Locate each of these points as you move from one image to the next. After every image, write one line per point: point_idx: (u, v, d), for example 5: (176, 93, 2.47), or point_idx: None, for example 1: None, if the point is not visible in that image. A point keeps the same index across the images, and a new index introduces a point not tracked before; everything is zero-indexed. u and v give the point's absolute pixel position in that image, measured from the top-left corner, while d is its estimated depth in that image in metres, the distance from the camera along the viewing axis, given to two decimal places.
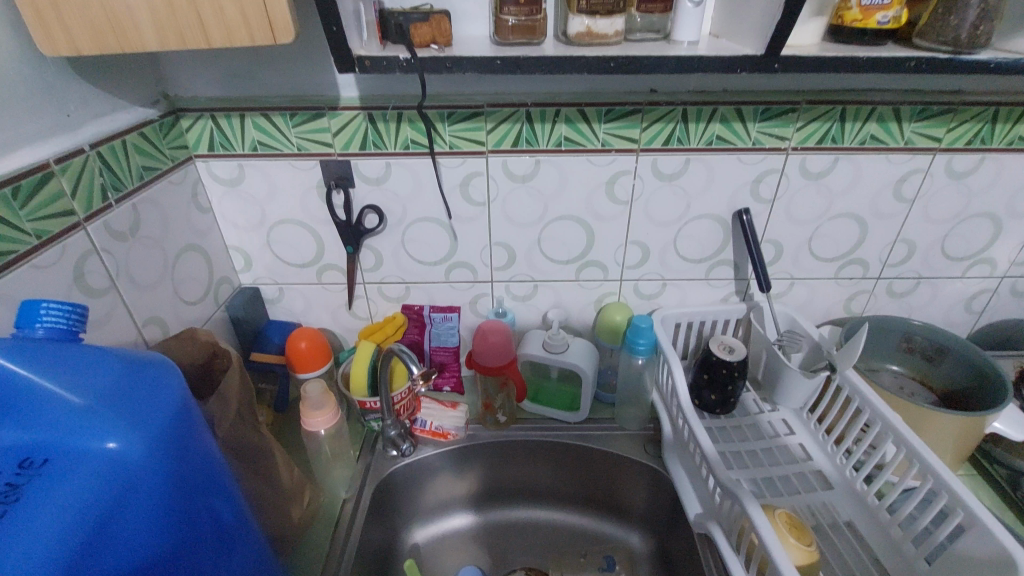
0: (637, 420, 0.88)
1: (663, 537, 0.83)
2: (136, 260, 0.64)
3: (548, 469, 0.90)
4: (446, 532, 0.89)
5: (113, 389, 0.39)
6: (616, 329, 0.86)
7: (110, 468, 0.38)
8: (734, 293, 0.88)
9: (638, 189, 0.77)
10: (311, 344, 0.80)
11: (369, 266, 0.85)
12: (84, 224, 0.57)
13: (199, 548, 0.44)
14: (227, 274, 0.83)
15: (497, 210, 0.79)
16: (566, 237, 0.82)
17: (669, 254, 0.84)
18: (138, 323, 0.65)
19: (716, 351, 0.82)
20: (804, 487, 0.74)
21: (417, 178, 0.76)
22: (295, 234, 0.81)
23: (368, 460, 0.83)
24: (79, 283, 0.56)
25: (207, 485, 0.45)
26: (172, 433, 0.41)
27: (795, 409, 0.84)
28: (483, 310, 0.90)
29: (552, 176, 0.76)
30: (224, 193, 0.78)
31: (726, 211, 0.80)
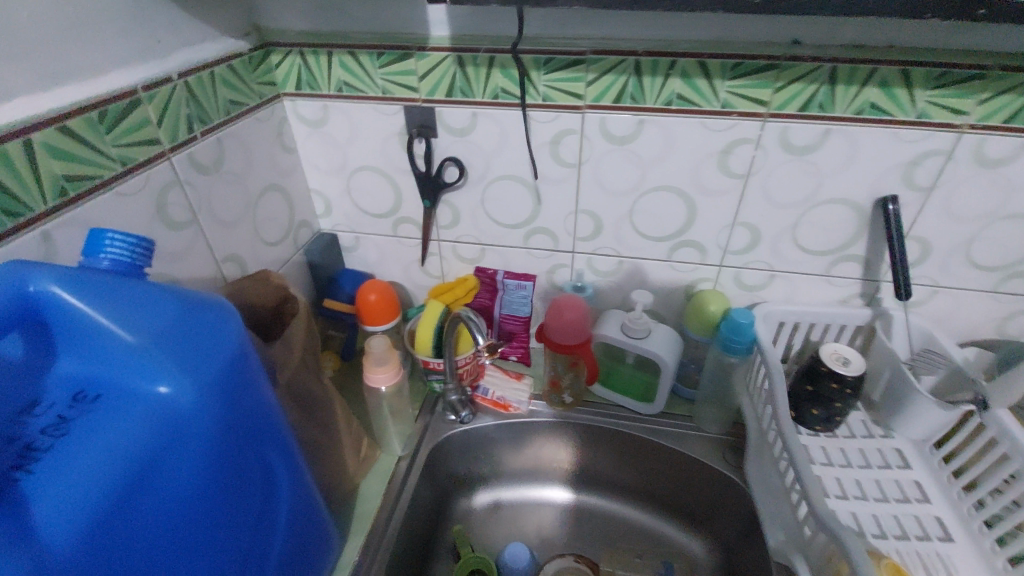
0: (718, 422, 0.79)
1: (731, 552, 0.75)
2: (218, 197, 0.64)
3: (613, 460, 0.84)
4: (498, 502, 0.86)
5: (167, 327, 0.38)
6: (709, 321, 0.76)
7: (159, 410, 0.37)
8: (858, 295, 0.75)
9: (759, 162, 0.66)
10: (381, 297, 0.78)
11: (446, 222, 0.80)
12: (168, 153, 0.56)
13: (249, 498, 0.43)
14: (307, 218, 0.83)
15: (588, 174, 0.71)
16: (663, 211, 0.72)
17: (784, 242, 0.72)
18: (217, 259, 0.65)
19: (827, 360, 0.70)
20: (915, 533, 0.62)
21: (504, 132, 0.69)
22: (375, 182, 0.79)
23: (426, 421, 0.81)
24: (161, 214, 0.56)
25: (259, 435, 0.44)
26: (225, 379, 0.39)
27: (915, 440, 0.71)
28: (560, 281, 0.83)
29: (656, 140, 0.66)
30: (309, 135, 0.76)
31: (865, 197, 0.66)
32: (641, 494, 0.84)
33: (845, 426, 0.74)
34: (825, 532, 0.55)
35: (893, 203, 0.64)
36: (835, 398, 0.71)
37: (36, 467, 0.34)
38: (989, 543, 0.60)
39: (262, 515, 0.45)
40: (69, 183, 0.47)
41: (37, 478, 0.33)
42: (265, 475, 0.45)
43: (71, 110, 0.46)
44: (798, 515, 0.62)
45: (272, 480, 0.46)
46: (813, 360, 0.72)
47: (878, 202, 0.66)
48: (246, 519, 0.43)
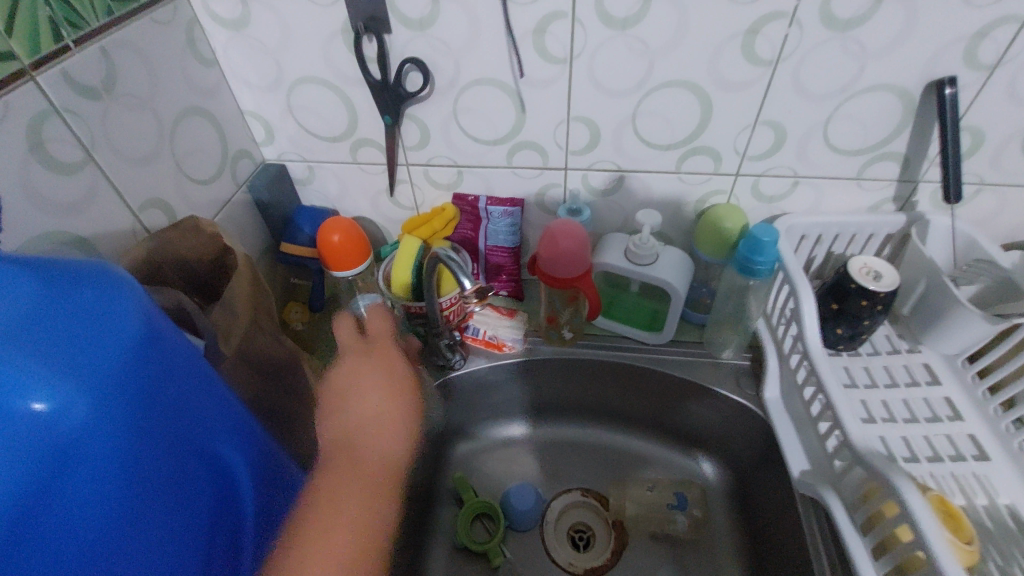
0: (732, 346, 0.73)
1: (745, 476, 0.72)
2: (120, 128, 0.50)
3: (596, 387, 0.78)
4: (496, 443, 0.81)
5: (31, 316, 0.27)
6: (722, 239, 0.67)
7: (36, 433, 0.26)
8: (890, 199, 0.66)
9: (791, 43, 0.53)
10: (346, 237, 0.67)
11: (413, 143, 0.68)
12: (30, 72, 0.42)
13: (199, 506, 0.35)
14: (247, 147, 0.69)
15: (581, 71, 0.58)
16: (672, 113, 0.60)
17: (813, 142, 0.61)
18: (134, 207, 0.52)
19: (858, 277, 0.62)
20: (947, 454, 0.58)
21: (475, 20, 0.55)
22: (322, 98, 0.64)
23: (414, 368, 0.73)
24: (39, 155, 0.43)
25: (195, 430, 0.35)
26: (127, 375, 0.30)
27: (945, 354, 0.65)
28: (552, 204, 0.72)
29: (666, 19, 0.53)
30: (230, 41, 0.61)
31: (917, 80, 0.55)
32: (647, 422, 0.79)
33: (870, 343, 0.69)
34: (863, 467, 0.50)
35: (951, 86, 0.53)
36: (862, 316, 0.63)
37: None
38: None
39: (222, 520, 0.38)
40: None
41: None
42: (215, 473, 0.37)
43: None
44: (827, 448, 0.58)
45: (225, 474, 0.38)
46: (841, 276, 0.64)
47: (930, 86, 0.55)
48: (201, 531, 0.35)
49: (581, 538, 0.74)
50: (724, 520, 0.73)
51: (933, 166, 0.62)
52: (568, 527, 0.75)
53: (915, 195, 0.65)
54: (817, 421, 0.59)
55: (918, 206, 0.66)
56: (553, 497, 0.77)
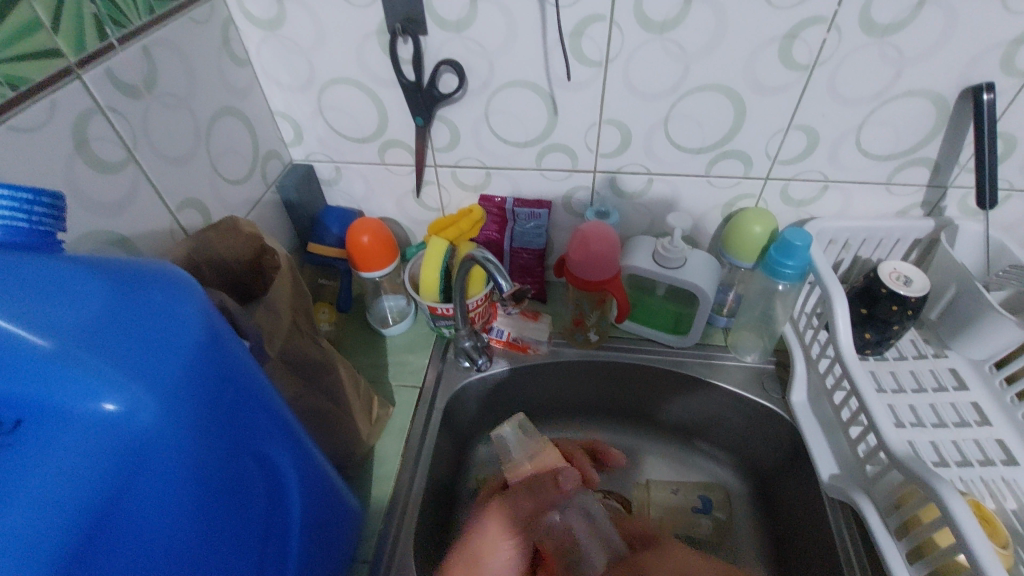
0: (758, 350, 0.73)
1: (769, 481, 0.71)
2: (159, 127, 0.50)
3: (594, 389, 0.78)
4: None
5: (103, 322, 0.27)
6: (752, 243, 0.66)
7: (112, 433, 0.27)
8: (918, 205, 0.66)
9: (830, 48, 0.54)
10: (375, 238, 0.67)
11: (443, 144, 0.68)
12: (77, 70, 0.42)
13: (252, 507, 0.36)
14: (275, 147, 0.69)
15: (616, 74, 0.58)
16: (705, 116, 0.60)
17: (845, 147, 0.61)
18: (171, 207, 0.52)
19: (888, 281, 0.62)
20: (976, 458, 0.58)
21: (512, 22, 0.55)
22: (353, 98, 0.64)
23: (438, 369, 0.73)
24: (84, 153, 0.43)
25: (253, 432, 0.35)
26: (195, 379, 0.30)
27: (972, 359, 0.65)
28: (578, 207, 0.73)
29: (705, 23, 0.53)
30: (264, 41, 0.61)
31: (953, 85, 0.55)
32: (658, 424, 0.79)
33: (895, 347, 0.69)
34: (901, 471, 0.50)
35: (988, 91, 0.54)
36: (891, 320, 0.63)
37: None
38: None
39: (269, 521, 0.38)
40: None
41: None
42: (266, 474, 0.37)
43: None
44: (858, 453, 0.58)
45: (275, 475, 0.38)
46: (870, 280, 0.64)
47: (966, 91, 0.55)
48: (252, 530, 0.36)
49: None
50: (748, 524, 0.72)
51: (964, 171, 0.62)
52: None
53: (944, 201, 0.65)
54: (848, 425, 0.59)
55: (946, 211, 0.67)
56: None
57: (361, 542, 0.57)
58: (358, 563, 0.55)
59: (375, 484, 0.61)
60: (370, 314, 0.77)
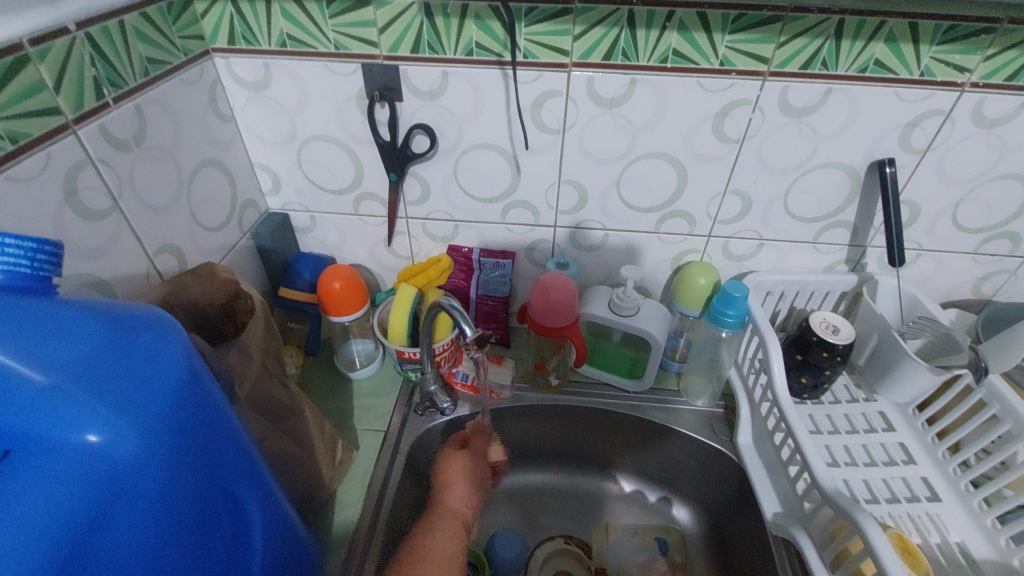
0: (708, 394, 0.77)
1: (721, 521, 0.74)
2: (143, 178, 0.53)
3: (555, 433, 0.81)
4: None
5: (93, 362, 0.30)
6: (698, 294, 0.72)
7: (93, 465, 0.29)
8: (843, 262, 0.74)
9: (755, 125, 0.62)
10: (346, 284, 0.70)
11: (414, 198, 0.72)
12: (74, 126, 0.46)
13: (216, 548, 0.37)
14: (253, 196, 0.72)
15: (573, 141, 0.65)
16: (652, 180, 0.67)
17: (776, 210, 0.69)
18: (148, 252, 0.55)
19: (818, 330, 0.68)
20: (904, 495, 0.63)
21: (479, 94, 0.62)
22: (331, 154, 0.69)
23: (404, 413, 0.74)
24: (72, 201, 0.46)
25: (224, 471, 0.37)
26: (174, 416, 0.32)
27: (897, 403, 0.72)
28: (541, 258, 0.78)
29: (648, 101, 0.60)
30: (249, 100, 0.65)
31: (861, 160, 0.64)
32: (619, 466, 0.81)
33: (831, 392, 0.75)
34: (832, 507, 0.54)
35: (890, 166, 0.62)
36: (825, 366, 0.69)
37: None
38: (977, 502, 0.61)
39: (233, 561, 0.39)
40: None
41: None
42: (234, 513, 0.39)
43: None
44: (797, 491, 0.62)
45: (241, 515, 0.40)
46: (804, 329, 0.71)
47: (872, 165, 0.64)
48: (215, 569, 0.37)
49: None
50: (703, 567, 0.74)
51: (879, 233, 0.70)
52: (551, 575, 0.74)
53: (864, 258, 0.73)
54: (787, 464, 0.63)
55: (867, 267, 0.74)
56: (537, 544, 0.77)
57: None
58: None
59: (336, 530, 0.61)
60: (338, 358, 0.79)
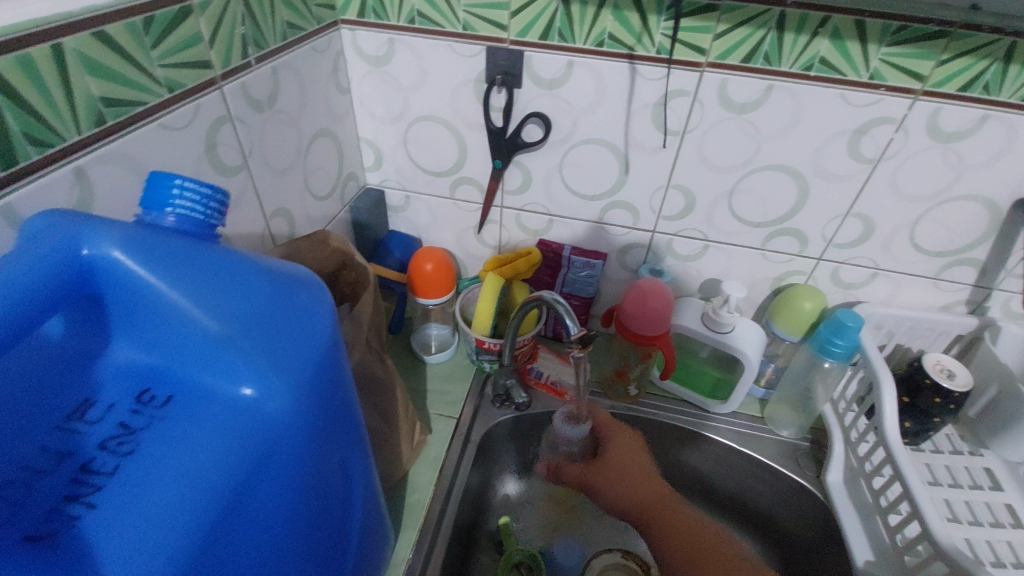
0: (795, 426, 0.73)
1: (794, 560, 0.70)
2: (270, 140, 0.54)
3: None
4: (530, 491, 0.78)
5: (259, 313, 0.29)
6: (799, 318, 0.69)
7: (246, 419, 0.28)
8: (962, 302, 0.69)
9: (895, 146, 0.57)
10: (438, 267, 0.69)
11: (513, 188, 0.71)
12: (220, 82, 0.46)
13: (330, 519, 0.36)
14: (355, 170, 0.73)
15: (691, 145, 0.62)
16: (768, 193, 0.64)
17: (898, 240, 0.65)
18: (265, 213, 0.55)
19: (932, 373, 0.64)
20: (1012, 563, 0.57)
21: (602, 87, 0.60)
22: (437, 135, 0.69)
23: (477, 402, 0.74)
24: (210, 155, 0.46)
25: (343, 442, 0.36)
26: (321, 378, 0.31)
27: (1008, 461, 0.65)
28: (632, 262, 0.75)
29: (782, 110, 0.57)
30: (367, 75, 0.65)
31: (1008, 196, 0.59)
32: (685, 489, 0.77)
33: (931, 440, 0.69)
34: (947, 565, 0.50)
35: None
36: (934, 412, 0.64)
37: (96, 500, 0.25)
38: None
39: (337, 534, 0.38)
40: (106, 109, 0.37)
41: (99, 517, 0.24)
42: (343, 486, 0.37)
43: (108, 14, 0.36)
44: (897, 542, 0.58)
45: (348, 488, 0.38)
46: (913, 369, 0.66)
47: (1018, 203, 0.59)
48: (325, 544, 0.35)
49: None
50: None
51: (1010, 276, 0.65)
52: None
53: (988, 301, 0.68)
54: (885, 511, 0.59)
55: (989, 311, 0.69)
56: (592, 556, 0.72)
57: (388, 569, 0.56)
58: None
59: (407, 512, 0.61)
60: (414, 339, 0.79)
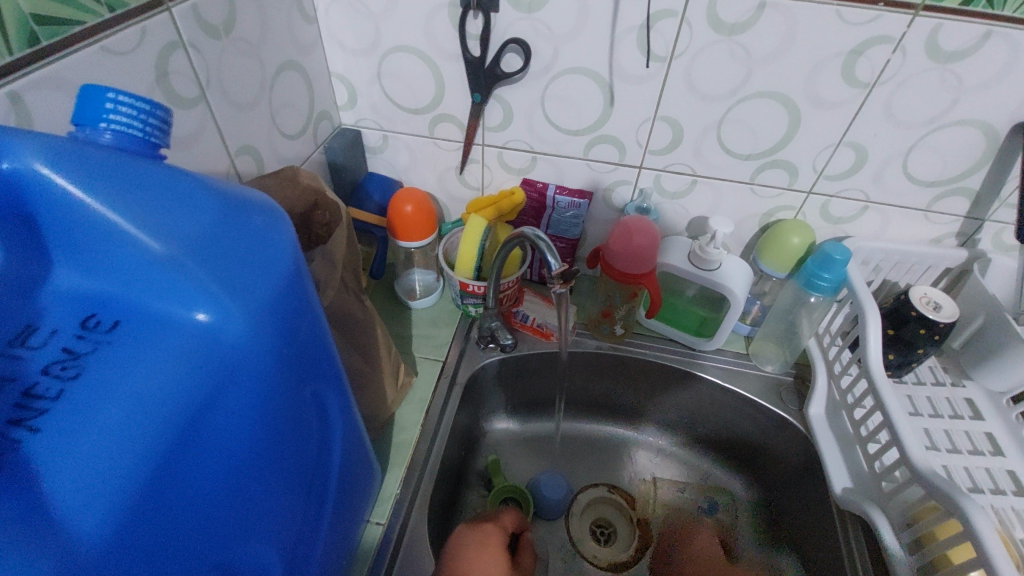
0: (778, 361, 0.73)
1: (775, 490, 0.72)
2: (230, 71, 0.51)
3: (610, 387, 0.78)
4: (518, 431, 0.79)
5: (207, 237, 0.27)
6: (787, 254, 0.68)
7: (201, 347, 0.27)
8: (952, 235, 0.68)
9: (892, 68, 0.55)
10: (418, 209, 0.67)
11: (494, 124, 0.68)
12: (168, 3, 0.43)
13: (306, 449, 0.36)
14: (328, 108, 0.70)
15: (678, 72, 0.59)
16: (758, 123, 0.61)
17: (891, 170, 0.63)
18: (230, 150, 0.53)
19: (918, 305, 0.63)
20: (987, 486, 0.58)
21: (584, 9, 0.56)
22: (412, 68, 0.65)
23: (462, 346, 0.73)
24: (162, 84, 0.44)
25: (316, 373, 0.36)
26: (282, 305, 0.30)
27: (990, 392, 0.66)
28: (618, 202, 0.73)
29: (774, 30, 0.54)
30: (334, 1, 0.61)
31: (1007, 120, 0.56)
32: (670, 426, 0.79)
33: (914, 373, 0.69)
34: (922, 487, 0.51)
35: None
36: (917, 344, 0.64)
37: (40, 425, 0.24)
38: None
39: (317, 464, 0.38)
40: (38, 27, 0.34)
41: (44, 442, 0.24)
42: (319, 417, 0.38)
43: None
44: (875, 469, 0.59)
45: (325, 421, 0.39)
46: (900, 302, 0.66)
47: (1017, 128, 0.57)
48: (302, 473, 0.36)
49: (603, 533, 0.73)
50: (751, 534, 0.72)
51: (1004, 206, 0.63)
52: (590, 521, 0.74)
53: (979, 233, 0.67)
54: (865, 440, 0.60)
55: (980, 244, 0.68)
56: (580, 490, 0.76)
57: (376, 504, 0.57)
58: (373, 525, 0.55)
59: (394, 451, 0.62)
60: (398, 285, 0.78)
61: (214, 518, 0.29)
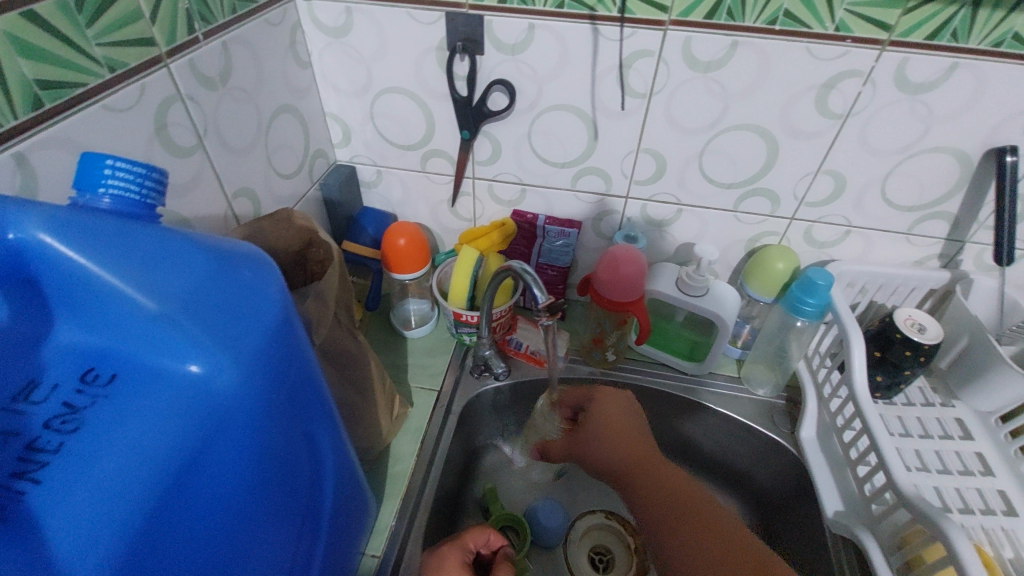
0: (770, 384, 0.74)
1: (770, 513, 0.72)
2: (227, 118, 0.53)
3: None
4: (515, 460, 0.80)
5: (197, 292, 0.29)
6: (772, 279, 0.69)
7: (193, 396, 0.29)
8: (935, 256, 0.69)
9: (864, 100, 0.57)
10: (410, 241, 0.69)
11: (484, 158, 0.71)
12: (166, 59, 0.45)
13: (298, 488, 0.37)
14: (324, 147, 0.72)
15: (658, 107, 0.61)
16: (738, 153, 0.63)
17: (870, 196, 0.64)
18: (228, 194, 0.55)
19: (903, 326, 0.64)
20: (977, 507, 0.58)
21: (565, 52, 0.58)
22: (403, 108, 0.68)
23: (457, 375, 0.74)
24: (161, 136, 0.46)
25: (308, 412, 0.37)
26: (271, 353, 0.31)
27: (979, 412, 0.66)
28: (607, 230, 0.75)
29: (747, 67, 0.56)
30: (327, 47, 0.64)
31: (979, 147, 0.58)
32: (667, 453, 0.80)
33: (904, 394, 0.70)
34: (909, 511, 0.51)
35: (1011, 154, 0.56)
36: (903, 366, 0.65)
37: (42, 477, 0.26)
38: None
39: (309, 501, 0.39)
40: (43, 91, 0.36)
41: (45, 493, 0.26)
42: (313, 456, 0.39)
43: None
44: (865, 492, 0.59)
45: (317, 458, 0.39)
46: (885, 323, 0.66)
47: (989, 154, 0.58)
48: (295, 511, 0.37)
49: (600, 561, 0.74)
50: None
51: (982, 229, 0.65)
52: (588, 548, 0.74)
53: (960, 254, 0.68)
54: (854, 463, 0.60)
55: (962, 265, 0.69)
56: (577, 517, 0.76)
57: (371, 536, 0.58)
58: (368, 557, 0.56)
59: (389, 482, 0.62)
60: (393, 315, 0.79)
61: (208, 558, 0.31)
